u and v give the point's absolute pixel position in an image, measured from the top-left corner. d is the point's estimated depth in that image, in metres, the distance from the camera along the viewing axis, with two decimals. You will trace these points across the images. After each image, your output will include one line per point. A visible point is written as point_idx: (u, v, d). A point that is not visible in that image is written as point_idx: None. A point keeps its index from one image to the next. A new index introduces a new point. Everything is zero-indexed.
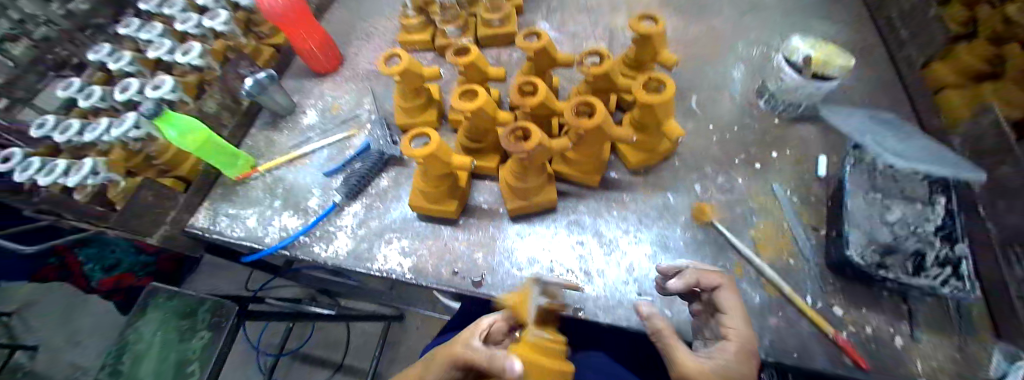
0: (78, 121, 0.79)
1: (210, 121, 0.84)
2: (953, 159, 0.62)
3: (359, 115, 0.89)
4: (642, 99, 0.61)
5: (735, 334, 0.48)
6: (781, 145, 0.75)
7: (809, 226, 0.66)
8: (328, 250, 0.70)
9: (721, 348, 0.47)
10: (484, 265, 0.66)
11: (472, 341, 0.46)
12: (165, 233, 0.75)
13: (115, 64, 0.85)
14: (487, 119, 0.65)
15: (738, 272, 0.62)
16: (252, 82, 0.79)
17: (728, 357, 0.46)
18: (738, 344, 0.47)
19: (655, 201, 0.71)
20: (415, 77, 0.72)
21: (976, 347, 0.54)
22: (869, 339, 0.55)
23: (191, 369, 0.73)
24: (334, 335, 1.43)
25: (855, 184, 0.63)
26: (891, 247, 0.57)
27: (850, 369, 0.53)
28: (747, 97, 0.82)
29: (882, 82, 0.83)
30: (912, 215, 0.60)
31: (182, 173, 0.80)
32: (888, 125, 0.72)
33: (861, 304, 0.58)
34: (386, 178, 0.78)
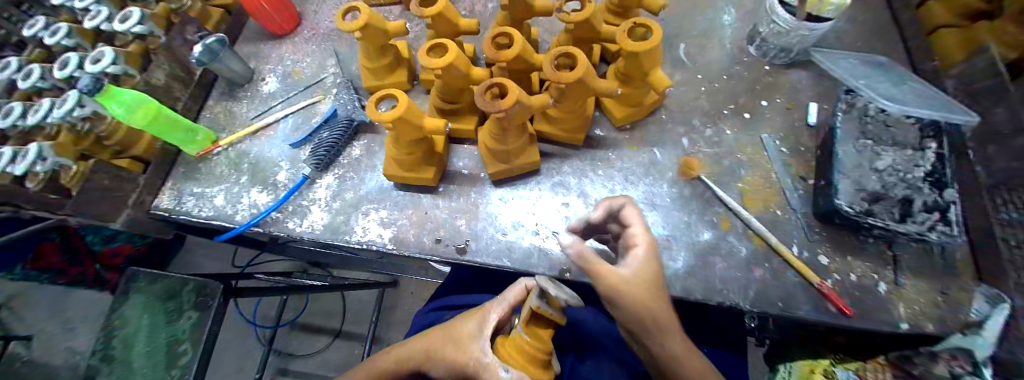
0: (20, 104, 0.72)
1: (162, 96, 0.77)
2: (944, 101, 0.60)
3: (324, 80, 0.82)
4: (627, 47, 0.57)
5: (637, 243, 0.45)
6: (771, 93, 0.72)
7: (798, 176, 0.64)
8: (304, 225, 0.67)
9: (627, 261, 0.44)
10: (467, 233, 0.64)
11: (488, 354, 0.45)
12: (128, 216, 0.71)
13: (51, 38, 0.77)
14: (460, 77, 0.61)
15: (725, 226, 0.61)
16: (202, 48, 0.73)
17: (632, 277, 0.43)
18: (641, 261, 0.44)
19: (642, 157, 0.68)
20: (379, 32, 0.66)
21: (957, 290, 0.54)
22: (854, 286, 0.55)
23: (183, 349, 0.72)
24: (329, 305, 1.43)
25: (846, 130, 0.61)
26: (880, 195, 0.55)
27: (833, 314, 0.53)
28: (737, 43, 0.78)
29: (879, 21, 0.79)
30: (902, 160, 0.58)
31: (139, 153, 0.75)
32: (881, 68, 0.69)
33: (846, 252, 0.58)
34: (358, 147, 0.73)
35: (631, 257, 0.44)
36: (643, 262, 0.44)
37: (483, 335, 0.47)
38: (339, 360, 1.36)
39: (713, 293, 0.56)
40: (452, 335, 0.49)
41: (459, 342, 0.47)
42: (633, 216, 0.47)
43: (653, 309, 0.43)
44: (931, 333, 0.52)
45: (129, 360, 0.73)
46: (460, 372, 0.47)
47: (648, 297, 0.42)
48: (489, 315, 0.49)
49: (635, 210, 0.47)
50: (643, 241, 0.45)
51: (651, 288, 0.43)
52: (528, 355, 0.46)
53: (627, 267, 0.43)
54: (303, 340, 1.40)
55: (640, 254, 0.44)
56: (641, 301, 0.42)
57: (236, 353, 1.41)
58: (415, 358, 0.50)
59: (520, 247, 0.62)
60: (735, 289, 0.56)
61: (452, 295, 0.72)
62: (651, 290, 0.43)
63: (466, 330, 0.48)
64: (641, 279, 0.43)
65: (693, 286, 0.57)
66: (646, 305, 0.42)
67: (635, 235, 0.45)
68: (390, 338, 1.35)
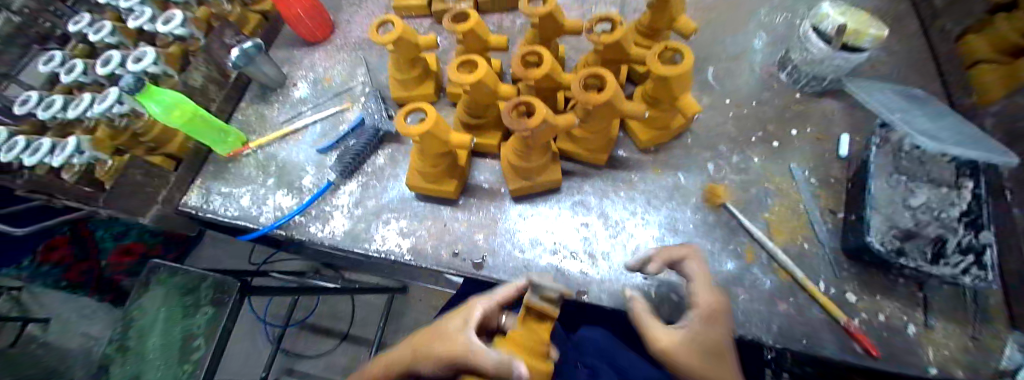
0: (62, 97, 0.75)
1: (198, 96, 0.80)
2: (983, 140, 0.58)
3: (353, 88, 0.84)
4: (656, 71, 0.57)
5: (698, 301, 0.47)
6: (800, 123, 0.71)
7: (826, 209, 0.63)
8: (325, 230, 0.68)
9: (689, 320, 0.46)
10: (485, 247, 0.64)
11: (477, 341, 0.44)
12: (158, 212, 0.73)
13: (96, 35, 0.80)
14: (488, 93, 0.61)
15: (749, 257, 0.60)
16: (239, 52, 0.75)
17: (690, 338, 0.45)
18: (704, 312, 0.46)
19: (665, 181, 0.67)
20: (411, 46, 0.67)
21: (990, 336, 0.52)
22: (882, 326, 0.54)
23: (197, 343, 0.73)
24: (339, 306, 1.44)
25: (879, 164, 0.60)
26: (913, 233, 0.54)
27: (860, 356, 0.51)
28: (766, 69, 0.77)
29: (915, 53, 0.77)
30: (936, 198, 0.56)
31: (172, 150, 0.77)
32: (917, 103, 0.67)
33: (875, 290, 0.56)
34: (382, 155, 0.74)
35: (693, 313, 0.47)
36: (699, 322, 0.45)
37: (470, 326, 0.46)
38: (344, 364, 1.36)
39: (735, 325, 0.55)
40: (439, 328, 0.48)
41: (447, 337, 0.46)
42: (697, 272, 0.50)
43: (718, 371, 0.43)
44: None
45: (145, 349, 0.75)
46: (450, 366, 0.44)
47: (707, 357, 0.44)
48: (473, 310, 0.49)
49: (698, 265, 0.50)
50: (708, 299, 0.47)
51: (705, 350, 0.44)
52: (522, 345, 0.45)
53: (688, 326, 0.46)
54: (312, 342, 1.41)
55: (702, 313, 0.46)
56: (705, 364, 0.43)
57: (247, 348, 1.43)
58: (402, 359, 0.48)
59: (539, 265, 0.61)
60: (757, 322, 0.55)
61: None
62: (712, 350, 0.44)
63: (452, 323, 0.48)
64: (704, 339, 0.44)
65: None
66: (708, 367, 0.43)
67: (696, 293, 0.48)
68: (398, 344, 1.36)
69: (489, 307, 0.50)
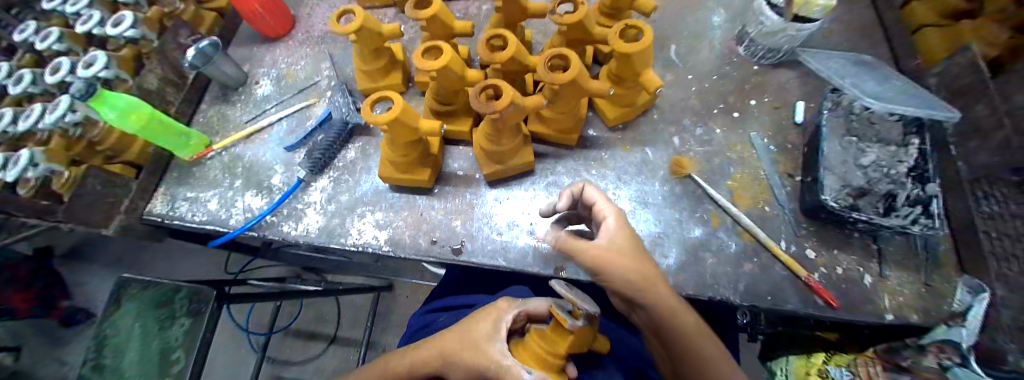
0: (10, 110, 0.71)
1: (155, 99, 0.78)
2: (926, 98, 0.62)
3: (318, 83, 0.83)
4: (621, 48, 0.57)
5: (608, 213, 0.49)
6: (759, 93, 0.73)
7: (785, 173, 0.65)
8: (298, 228, 0.67)
9: (603, 232, 0.47)
10: (463, 233, 0.64)
11: (507, 357, 0.46)
12: (121, 223, 0.70)
13: (43, 43, 0.76)
14: (455, 79, 0.61)
15: (716, 223, 0.62)
16: (194, 52, 0.72)
17: (610, 243, 0.46)
18: (614, 222, 0.48)
19: (634, 157, 0.69)
20: (373, 34, 0.66)
21: (941, 283, 0.56)
22: (841, 279, 0.57)
23: (175, 357, 0.72)
24: (323, 310, 1.42)
25: (831, 128, 0.62)
26: (865, 190, 0.57)
27: (820, 307, 0.55)
28: (726, 44, 0.79)
29: (863, 21, 0.81)
30: (886, 156, 0.59)
31: (130, 158, 0.74)
32: (865, 68, 0.70)
33: (833, 246, 0.59)
34: (352, 149, 0.73)
35: (607, 229, 0.47)
36: (613, 232, 0.47)
37: (500, 338, 0.48)
38: (334, 367, 1.35)
39: (705, 288, 0.57)
40: (468, 336, 0.49)
41: (475, 345, 0.48)
42: (596, 196, 0.50)
43: (640, 271, 0.45)
44: (915, 323, 0.53)
45: (123, 366, 0.73)
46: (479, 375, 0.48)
47: (630, 256, 0.46)
48: (506, 315, 0.50)
49: (598, 192, 0.51)
50: (610, 212, 0.48)
51: (629, 246, 0.46)
52: (541, 360, 0.46)
53: (607, 237, 0.47)
54: (296, 346, 1.39)
55: (613, 223, 0.47)
56: (628, 259, 0.45)
57: (231, 357, 1.40)
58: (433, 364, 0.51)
59: (516, 246, 0.62)
60: (726, 284, 0.57)
61: (448, 296, 0.72)
62: (632, 250, 0.46)
63: (481, 332, 0.49)
64: (622, 244, 0.46)
65: (684, 281, 0.58)
66: (630, 264, 0.45)
67: (603, 212, 0.49)
68: (386, 339, 1.36)
69: (521, 313, 0.50)
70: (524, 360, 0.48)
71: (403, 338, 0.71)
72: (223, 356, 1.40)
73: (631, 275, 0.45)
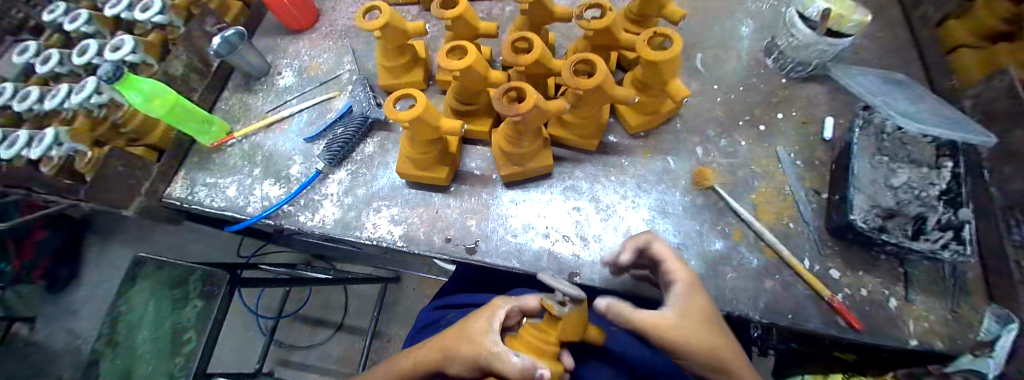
0: (38, 88, 0.72)
1: (179, 86, 0.78)
2: (962, 121, 0.59)
3: (340, 76, 0.83)
4: (648, 56, 0.56)
5: (676, 276, 0.47)
6: (786, 107, 0.72)
7: (811, 189, 0.64)
8: (314, 219, 0.67)
9: (672, 301, 0.44)
10: (478, 233, 0.64)
11: (500, 344, 0.46)
12: (141, 205, 0.72)
13: (71, 25, 0.77)
14: (478, 79, 0.61)
15: (737, 237, 0.61)
16: (219, 40, 0.74)
17: (679, 314, 0.42)
18: (682, 286, 0.45)
19: (655, 165, 0.68)
20: (399, 32, 0.66)
21: (968, 310, 0.54)
22: (865, 301, 0.55)
23: (187, 337, 0.73)
24: (331, 298, 1.43)
25: (863, 146, 0.61)
26: (894, 212, 0.55)
27: (842, 328, 0.53)
28: (754, 55, 0.77)
29: (897, 38, 0.79)
30: (917, 178, 0.57)
31: (152, 141, 0.75)
32: (899, 86, 0.68)
33: (858, 266, 0.58)
34: (371, 143, 0.74)
35: (674, 294, 0.45)
36: (681, 298, 0.44)
37: (494, 329, 0.48)
38: (340, 354, 1.36)
39: (723, 303, 0.56)
40: (463, 330, 0.50)
41: (471, 337, 0.48)
42: (664, 252, 0.48)
43: (708, 345, 0.41)
44: (940, 350, 0.52)
45: (134, 343, 0.74)
46: (476, 366, 0.47)
47: (705, 329, 0.42)
48: (498, 310, 0.50)
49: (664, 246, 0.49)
50: (680, 276, 0.46)
51: (700, 320, 0.43)
52: (537, 348, 0.47)
53: (673, 305, 0.44)
54: (303, 332, 1.40)
55: (685, 293, 0.44)
56: (693, 338, 0.41)
57: (238, 341, 1.41)
58: (431, 359, 0.50)
59: (531, 250, 0.62)
60: (745, 300, 0.56)
61: (459, 294, 0.72)
62: (706, 327, 0.42)
63: (478, 325, 0.49)
64: (692, 316, 0.43)
65: (702, 294, 0.57)
66: (700, 345, 0.41)
67: (672, 273, 0.47)
68: (392, 333, 1.36)
69: (513, 308, 0.52)
70: (518, 350, 0.48)
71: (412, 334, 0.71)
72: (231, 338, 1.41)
73: (702, 353, 0.41)
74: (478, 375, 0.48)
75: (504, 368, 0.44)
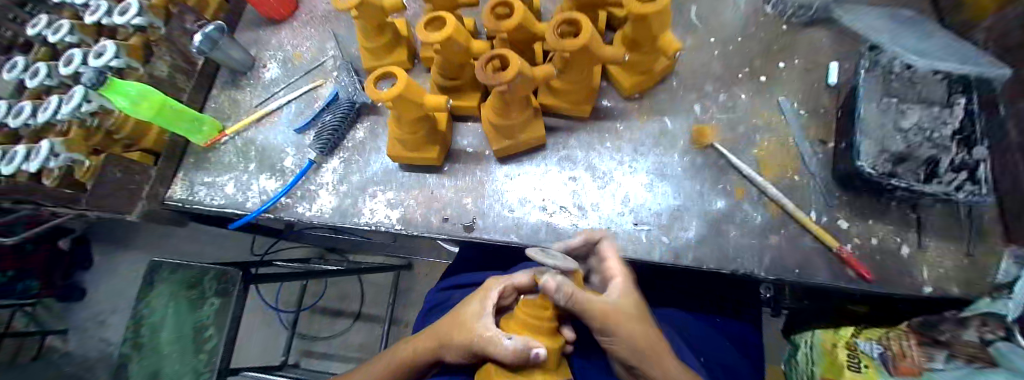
0: (30, 103, 0.72)
1: (167, 87, 0.78)
2: (974, 56, 0.56)
3: (325, 63, 0.81)
4: (635, 10, 0.54)
5: (615, 272, 0.49)
6: (788, 55, 0.68)
7: (816, 139, 0.61)
8: (313, 209, 0.67)
9: (611, 289, 0.47)
10: (474, 211, 0.63)
11: (491, 329, 0.45)
12: (144, 209, 0.73)
13: (55, 36, 0.77)
14: (460, 51, 0.59)
15: (740, 194, 0.59)
16: (201, 37, 0.71)
17: (619, 303, 0.46)
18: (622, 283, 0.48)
19: (651, 127, 0.66)
20: (376, 9, 0.64)
21: (983, 253, 0.52)
22: (876, 250, 0.54)
23: (207, 334, 0.74)
24: (346, 288, 1.46)
25: (868, 88, 0.57)
26: (905, 156, 0.52)
27: (852, 279, 0.52)
28: (751, 3, 0.73)
29: None
30: (928, 118, 0.54)
31: (148, 145, 0.76)
32: (906, 22, 0.64)
33: (868, 215, 0.56)
34: (362, 129, 0.73)
35: (614, 285, 0.48)
36: (619, 291, 0.47)
37: (486, 312, 0.48)
38: (360, 340, 1.40)
39: (727, 262, 0.55)
40: (458, 318, 0.49)
41: (464, 324, 0.48)
42: (609, 249, 0.50)
43: (641, 333, 0.45)
44: (956, 295, 0.50)
45: (159, 344, 0.77)
46: (471, 352, 0.47)
47: (638, 319, 0.46)
48: (491, 293, 0.50)
49: (612, 246, 0.50)
50: (620, 272, 0.49)
51: (634, 310, 0.46)
52: (530, 326, 0.46)
53: (613, 295, 0.46)
54: (324, 323, 1.44)
55: (622, 282, 0.48)
56: (631, 326, 0.45)
57: (261, 336, 1.45)
58: (429, 348, 0.51)
59: (528, 223, 0.61)
60: (750, 257, 0.55)
61: (463, 273, 0.72)
62: (638, 315, 0.46)
63: (470, 311, 0.49)
64: (627, 306, 0.46)
65: (705, 255, 0.56)
66: (634, 331, 0.45)
67: (612, 269, 0.49)
68: (407, 318, 1.38)
69: (507, 288, 0.51)
70: (512, 330, 0.47)
71: (421, 315, 0.72)
72: (255, 334, 1.46)
73: (636, 339, 0.44)
74: (475, 359, 0.48)
75: (496, 352, 0.44)
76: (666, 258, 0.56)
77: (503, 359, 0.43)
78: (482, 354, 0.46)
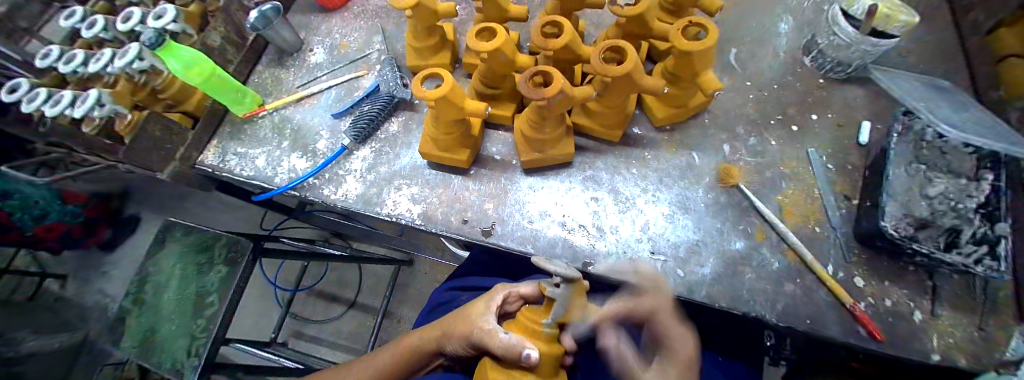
0: (84, 52, 0.75)
1: (217, 57, 0.80)
2: (1005, 132, 0.57)
3: (369, 55, 0.84)
4: (680, 45, 0.56)
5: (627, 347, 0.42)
6: (821, 108, 0.69)
7: (841, 194, 0.62)
8: (338, 193, 0.69)
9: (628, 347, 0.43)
10: (495, 217, 0.65)
11: (491, 324, 0.47)
12: (175, 168, 0.74)
13: None
14: (505, 63, 0.61)
15: (759, 237, 0.60)
16: (257, 14, 0.77)
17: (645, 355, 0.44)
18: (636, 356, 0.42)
19: (677, 160, 0.67)
20: (430, 11, 0.66)
21: (996, 330, 0.52)
22: (888, 312, 0.54)
23: (210, 300, 0.75)
24: (346, 275, 1.47)
25: (898, 152, 0.58)
26: (927, 222, 0.53)
27: (863, 338, 0.52)
28: (791, 53, 0.75)
29: (944, 43, 0.75)
30: (954, 190, 0.55)
31: (189, 108, 0.77)
32: (942, 93, 0.65)
33: (884, 276, 0.56)
34: (396, 123, 0.75)
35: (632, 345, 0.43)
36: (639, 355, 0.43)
37: (490, 311, 0.50)
38: (351, 329, 1.40)
39: (739, 303, 0.55)
40: (463, 312, 0.52)
41: (466, 319, 0.50)
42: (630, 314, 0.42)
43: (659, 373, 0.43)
44: (963, 368, 0.50)
45: (159, 302, 0.77)
46: (470, 344, 0.49)
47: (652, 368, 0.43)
48: (495, 295, 0.52)
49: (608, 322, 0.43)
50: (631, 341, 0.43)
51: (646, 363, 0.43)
52: (529, 330, 0.46)
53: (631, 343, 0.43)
54: (319, 307, 1.44)
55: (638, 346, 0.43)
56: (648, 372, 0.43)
57: (256, 310, 1.46)
58: (431, 338, 0.53)
59: (546, 236, 0.62)
60: (763, 301, 0.55)
61: (472, 277, 0.73)
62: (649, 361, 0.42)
63: (475, 307, 0.51)
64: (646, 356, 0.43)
65: (718, 293, 0.56)
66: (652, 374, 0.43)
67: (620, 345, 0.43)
68: (402, 315, 1.39)
69: (511, 294, 0.53)
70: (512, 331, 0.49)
71: (424, 313, 0.73)
72: (250, 307, 1.47)
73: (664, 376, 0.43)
74: (474, 351, 0.50)
75: (493, 344, 0.46)
76: (680, 290, 0.56)
77: (498, 351, 0.45)
78: (480, 346, 0.48)
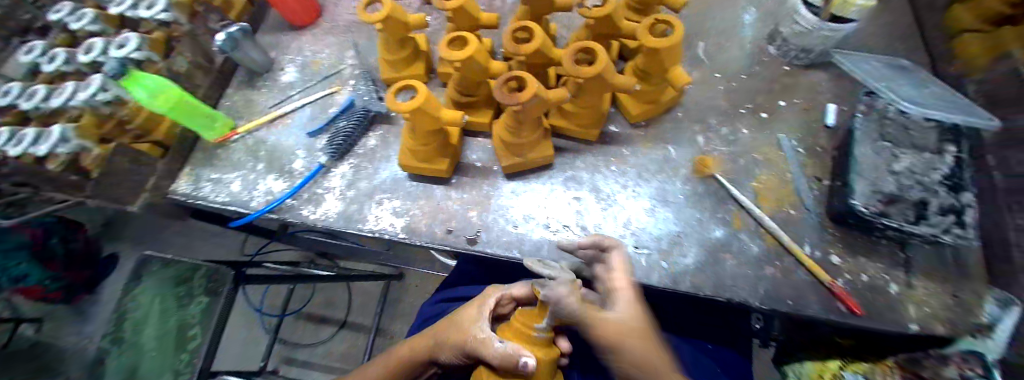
0: (44, 86, 0.72)
1: (184, 81, 0.79)
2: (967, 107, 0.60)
3: (343, 71, 0.84)
4: (648, 43, 0.57)
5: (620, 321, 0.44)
6: (788, 95, 0.71)
7: (812, 177, 0.64)
8: (317, 212, 0.68)
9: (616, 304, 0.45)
10: (479, 224, 0.64)
11: (485, 331, 0.47)
12: (146, 200, 0.72)
13: (77, 23, 0.78)
14: (479, 70, 0.61)
15: (738, 224, 0.61)
16: (225, 36, 0.73)
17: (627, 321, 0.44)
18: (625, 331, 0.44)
19: (655, 154, 0.68)
20: (400, 23, 0.66)
21: (968, 294, 0.54)
22: (866, 287, 0.55)
23: (192, 333, 0.76)
24: (334, 296, 1.44)
25: (864, 132, 0.61)
26: (895, 198, 0.54)
27: (843, 314, 0.53)
28: (756, 43, 0.77)
29: (899, 25, 0.79)
30: (920, 163, 0.56)
31: (159, 137, 0.76)
32: (901, 72, 0.68)
33: (858, 252, 0.58)
34: (373, 137, 0.74)
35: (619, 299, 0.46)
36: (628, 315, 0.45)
37: (482, 317, 0.49)
38: (342, 350, 1.37)
39: (723, 290, 0.56)
40: (456, 320, 0.51)
41: (460, 326, 0.50)
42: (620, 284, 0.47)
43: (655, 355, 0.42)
44: (941, 335, 0.51)
45: (140, 339, 0.73)
46: (463, 352, 0.49)
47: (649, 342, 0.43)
48: (487, 300, 0.51)
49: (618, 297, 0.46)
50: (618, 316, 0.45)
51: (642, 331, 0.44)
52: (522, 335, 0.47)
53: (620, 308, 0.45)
54: (308, 329, 1.41)
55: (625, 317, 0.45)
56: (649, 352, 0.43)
57: (243, 338, 1.42)
58: (424, 349, 0.52)
59: (531, 239, 0.62)
60: (745, 286, 0.56)
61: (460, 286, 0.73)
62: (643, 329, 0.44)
63: (468, 314, 0.50)
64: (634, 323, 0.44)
65: (702, 282, 0.57)
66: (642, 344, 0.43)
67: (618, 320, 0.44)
68: (395, 330, 1.36)
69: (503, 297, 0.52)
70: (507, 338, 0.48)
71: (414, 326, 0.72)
72: (237, 336, 1.43)
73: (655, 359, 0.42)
74: (468, 359, 0.49)
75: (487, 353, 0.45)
76: (665, 282, 0.57)
77: (493, 360, 0.45)
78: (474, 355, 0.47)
